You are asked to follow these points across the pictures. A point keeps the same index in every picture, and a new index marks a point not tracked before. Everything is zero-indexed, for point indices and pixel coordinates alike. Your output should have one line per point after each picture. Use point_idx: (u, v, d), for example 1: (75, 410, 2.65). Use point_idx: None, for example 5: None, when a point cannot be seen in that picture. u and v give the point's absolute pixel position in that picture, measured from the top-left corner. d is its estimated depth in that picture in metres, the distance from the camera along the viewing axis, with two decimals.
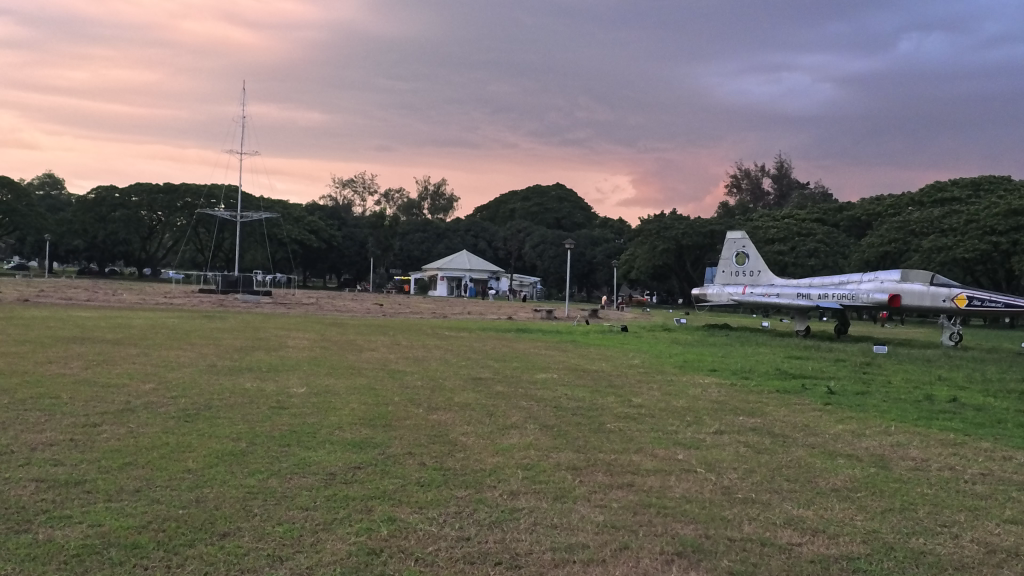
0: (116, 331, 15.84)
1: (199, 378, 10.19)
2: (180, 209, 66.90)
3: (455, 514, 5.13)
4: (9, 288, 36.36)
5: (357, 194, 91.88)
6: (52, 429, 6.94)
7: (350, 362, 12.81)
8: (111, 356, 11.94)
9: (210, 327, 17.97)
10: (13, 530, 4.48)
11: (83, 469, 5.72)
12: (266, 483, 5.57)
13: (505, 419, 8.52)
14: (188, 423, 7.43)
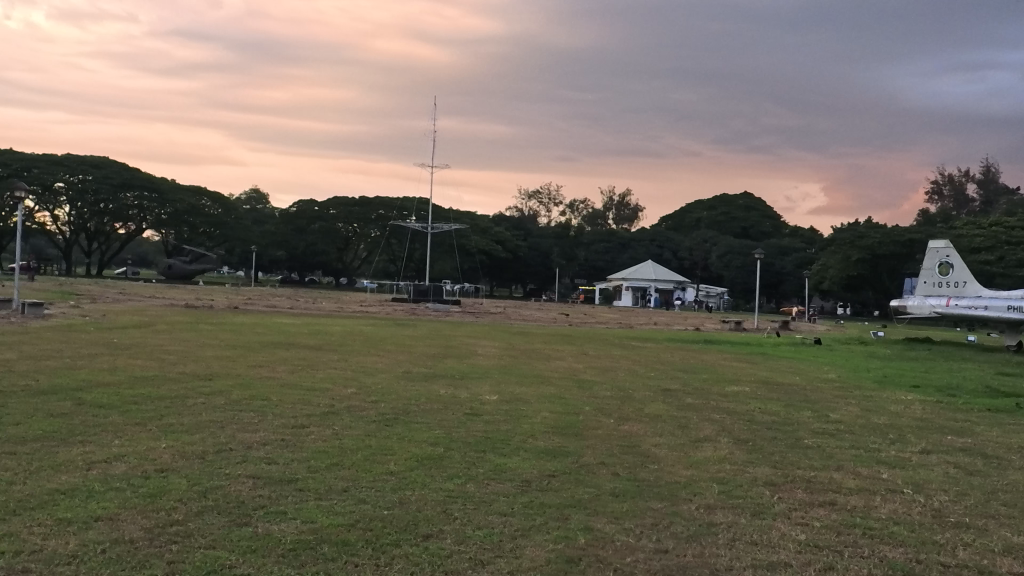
0: (318, 338, 16.69)
1: (396, 383, 10.56)
2: (374, 221, 69.46)
3: (652, 525, 5.09)
4: (220, 296, 38.68)
5: (543, 205, 92.86)
6: (266, 429, 7.35)
7: (538, 371, 12.97)
8: (315, 361, 12.53)
9: (402, 334, 18.66)
10: (235, 523, 4.77)
11: (294, 467, 6.04)
12: (465, 488, 5.69)
13: (697, 432, 8.38)
14: (388, 427, 7.70)
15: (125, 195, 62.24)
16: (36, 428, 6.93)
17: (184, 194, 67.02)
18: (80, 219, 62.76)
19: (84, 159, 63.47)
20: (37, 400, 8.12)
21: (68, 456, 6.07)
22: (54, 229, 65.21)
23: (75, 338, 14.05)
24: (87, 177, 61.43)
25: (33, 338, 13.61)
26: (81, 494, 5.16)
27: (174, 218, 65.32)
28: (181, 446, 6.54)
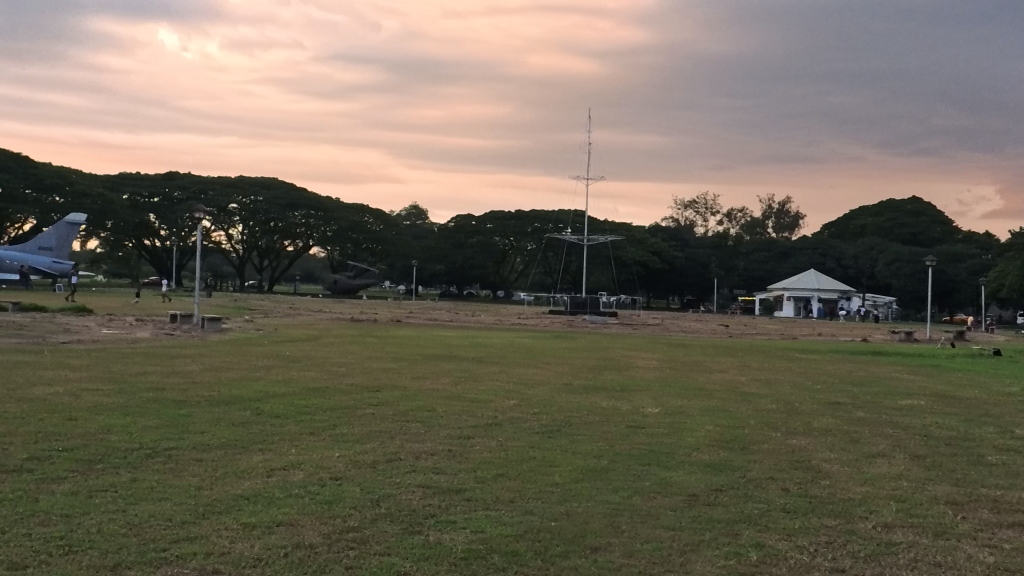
0: (479, 350, 16.97)
1: (557, 395, 10.57)
2: (530, 234, 69.75)
3: (827, 544, 4.93)
4: (384, 310, 39.79)
5: (699, 215, 91.52)
6: (433, 439, 7.52)
7: (700, 383, 12.78)
8: (477, 373, 12.73)
9: (559, 347, 18.71)
10: (407, 531, 4.89)
11: (462, 477, 6.14)
12: (631, 501, 5.65)
13: (869, 448, 8.07)
14: (552, 438, 7.76)
15: (292, 214, 65.17)
16: (221, 435, 7.34)
17: (348, 211, 69.31)
18: (252, 238, 66.15)
19: (255, 180, 66.93)
20: (218, 410, 8.56)
21: (249, 463, 6.37)
22: (228, 247, 68.80)
23: (250, 351, 14.76)
24: (258, 198, 64.72)
25: (214, 351, 14.39)
26: (262, 500, 5.40)
27: (338, 235, 67.76)
28: (353, 455, 6.77)
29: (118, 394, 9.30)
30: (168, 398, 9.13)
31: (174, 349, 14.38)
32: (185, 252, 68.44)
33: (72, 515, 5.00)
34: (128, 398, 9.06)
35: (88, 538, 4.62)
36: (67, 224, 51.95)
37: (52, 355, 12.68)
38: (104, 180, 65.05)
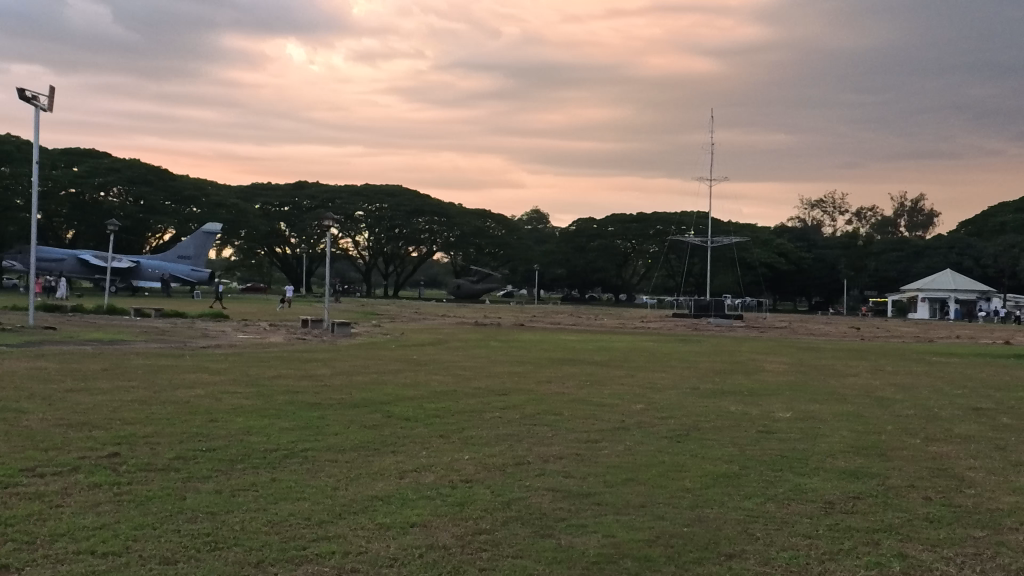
0: (603, 354, 16.90)
1: (684, 400, 10.43)
2: (652, 236, 68.96)
3: (974, 556, 4.71)
4: (506, 314, 39.92)
5: (827, 214, 89.00)
6: (561, 443, 7.54)
7: (832, 387, 12.40)
8: (602, 377, 12.69)
9: (684, 351, 18.43)
10: (537, 534, 4.91)
11: (591, 482, 6.13)
12: (764, 508, 5.54)
13: (1017, 456, 7.67)
14: (680, 443, 7.66)
15: (416, 220, 66.32)
16: (353, 438, 7.52)
17: (470, 217, 70.02)
18: (377, 244, 68.10)
19: (380, 188, 68.41)
20: (350, 412, 8.77)
21: (382, 465, 6.50)
22: (355, 253, 70.56)
23: (378, 355, 15.07)
24: (383, 206, 66.17)
25: (344, 355, 14.76)
26: (397, 501, 5.51)
27: (461, 240, 68.46)
28: (483, 458, 6.83)
29: (256, 396, 9.65)
30: (302, 401, 9.40)
31: (306, 353, 14.81)
32: (314, 259, 70.46)
33: (216, 513, 5.20)
34: (264, 401, 9.37)
35: (233, 535, 4.79)
36: (204, 233, 54.29)
37: (193, 359, 13.24)
38: (238, 192, 67.67)
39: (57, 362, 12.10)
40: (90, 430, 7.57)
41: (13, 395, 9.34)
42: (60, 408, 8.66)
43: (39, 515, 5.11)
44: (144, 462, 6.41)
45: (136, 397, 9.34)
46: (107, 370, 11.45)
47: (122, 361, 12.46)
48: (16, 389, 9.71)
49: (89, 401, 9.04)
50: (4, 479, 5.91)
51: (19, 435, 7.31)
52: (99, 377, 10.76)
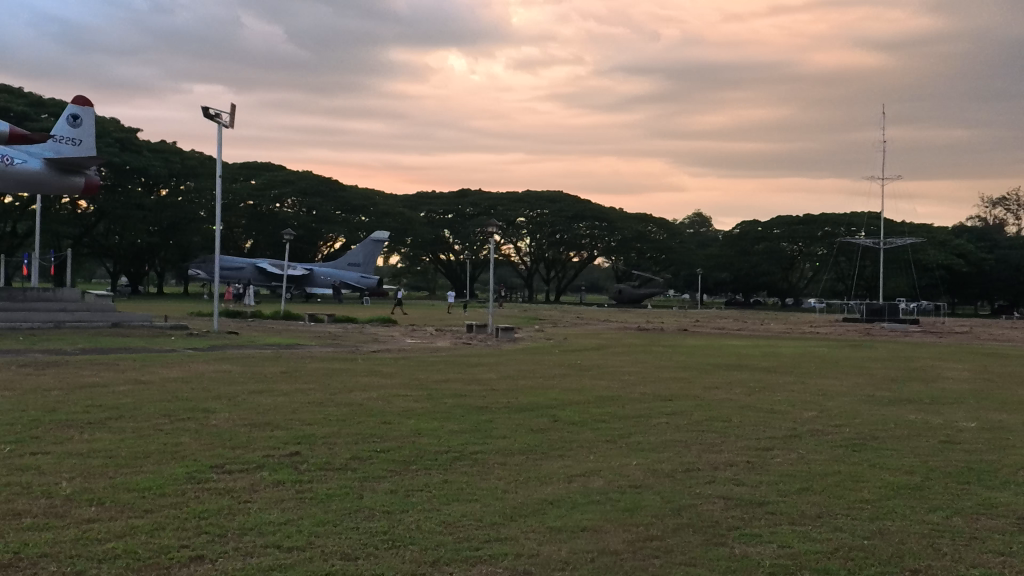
0: (771, 359, 16.49)
1: (859, 408, 10.03)
2: (820, 239, 66.08)
3: None
4: (670, 319, 39.34)
5: (1011, 213, 83.94)
6: (731, 450, 7.39)
7: (1021, 396, 11.66)
8: (770, 383, 12.35)
9: (857, 357, 17.66)
10: (711, 543, 4.82)
11: (764, 490, 5.99)
12: (951, 522, 5.26)
13: None
14: (856, 453, 7.38)
15: (577, 226, 66.32)
16: (521, 441, 7.57)
17: (631, 221, 69.37)
18: (539, 249, 68.79)
19: (542, 194, 68.78)
20: (518, 416, 8.88)
21: (551, 469, 6.53)
22: (517, 259, 71.47)
23: (542, 359, 15.14)
24: (544, 212, 66.68)
25: (510, 360, 14.91)
26: (567, 505, 5.53)
27: (622, 245, 67.94)
28: (651, 464, 6.77)
29: (425, 399, 9.89)
30: (470, 404, 9.57)
31: (472, 357, 15.09)
32: (478, 266, 71.65)
33: (392, 511, 5.35)
34: (434, 403, 9.60)
35: (408, 534, 4.92)
36: (372, 242, 56.07)
37: (365, 362, 13.70)
38: (404, 201, 69.67)
39: (240, 365, 12.75)
40: (272, 429, 7.95)
41: (202, 395, 9.93)
42: (245, 408, 9.13)
43: (228, 510, 5.38)
44: (323, 461, 6.67)
45: (315, 399, 9.75)
46: (287, 372, 12.02)
47: (300, 364, 13.06)
48: (205, 389, 10.30)
49: (271, 402, 9.51)
50: (196, 473, 6.26)
51: (209, 433, 7.76)
52: (279, 379, 11.29)
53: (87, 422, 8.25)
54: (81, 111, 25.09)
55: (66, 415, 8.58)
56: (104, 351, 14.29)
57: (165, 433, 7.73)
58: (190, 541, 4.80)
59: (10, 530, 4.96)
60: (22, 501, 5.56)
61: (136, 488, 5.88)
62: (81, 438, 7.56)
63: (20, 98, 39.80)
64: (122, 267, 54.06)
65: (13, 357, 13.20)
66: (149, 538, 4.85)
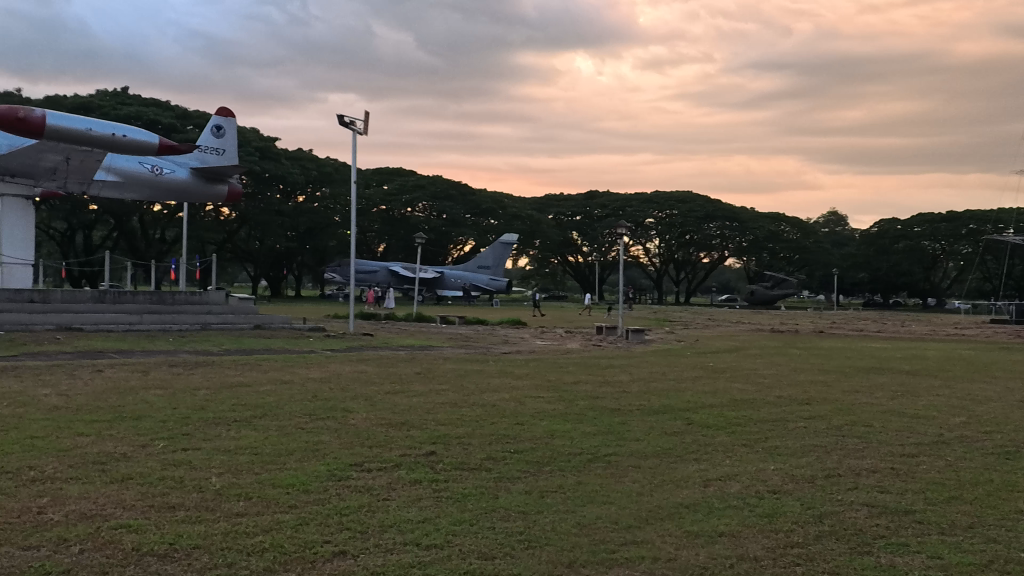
0: (915, 362, 15.82)
1: (1011, 413, 9.53)
2: (965, 236, 62.95)
3: None
4: (807, 321, 38.18)
5: None
6: (873, 456, 7.15)
7: None
8: (914, 387, 11.84)
9: (1009, 360, 16.78)
10: (855, 551, 4.67)
11: (909, 498, 5.76)
12: None
13: None
14: (1009, 461, 7.01)
15: (708, 226, 65.18)
16: (655, 444, 7.51)
17: (764, 221, 67.90)
18: (668, 250, 68.05)
19: (671, 195, 68.17)
20: (650, 419, 8.79)
21: (687, 473, 6.45)
22: (646, 260, 70.91)
23: (674, 361, 14.97)
24: (674, 212, 65.87)
25: (642, 362, 14.76)
26: (703, 509, 5.45)
27: (754, 245, 66.50)
28: (789, 469, 6.60)
29: (558, 401, 9.91)
30: (604, 407, 9.54)
31: (603, 359, 15.04)
32: (606, 268, 71.38)
33: (528, 513, 5.39)
34: (567, 405, 9.61)
35: (545, 535, 4.95)
36: (501, 244, 56.42)
37: (497, 364, 13.85)
38: (533, 203, 70.09)
39: (376, 365, 13.04)
40: (408, 429, 8.10)
41: (340, 394, 10.22)
42: (382, 408, 9.32)
43: (367, 508, 5.51)
44: (459, 461, 6.77)
45: (449, 400, 9.90)
46: (421, 373, 12.24)
47: (433, 365, 13.28)
48: (342, 389, 10.59)
49: (407, 402, 9.70)
50: (336, 471, 6.44)
51: (348, 431, 7.98)
52: (414, 380, 11.51)
53: (233, 419, 8.61)
54: (224, 122, 26.19)
55: (214, 413, 8.94)
56: (247, 352, 14.85)
57: (307, 431, 7.98)
58: (333, 537, 4.94)
59: (165, 521, 5.21)
60: (176, 494, 5.84)
61: (281, 484, 6.09)
62: (228, 435, 7.87)
63: (168, 111, 41.78)
64: (263, 271, 56.06)
65: (164, 357, 13.88)
66: (294, 533, 5.02)
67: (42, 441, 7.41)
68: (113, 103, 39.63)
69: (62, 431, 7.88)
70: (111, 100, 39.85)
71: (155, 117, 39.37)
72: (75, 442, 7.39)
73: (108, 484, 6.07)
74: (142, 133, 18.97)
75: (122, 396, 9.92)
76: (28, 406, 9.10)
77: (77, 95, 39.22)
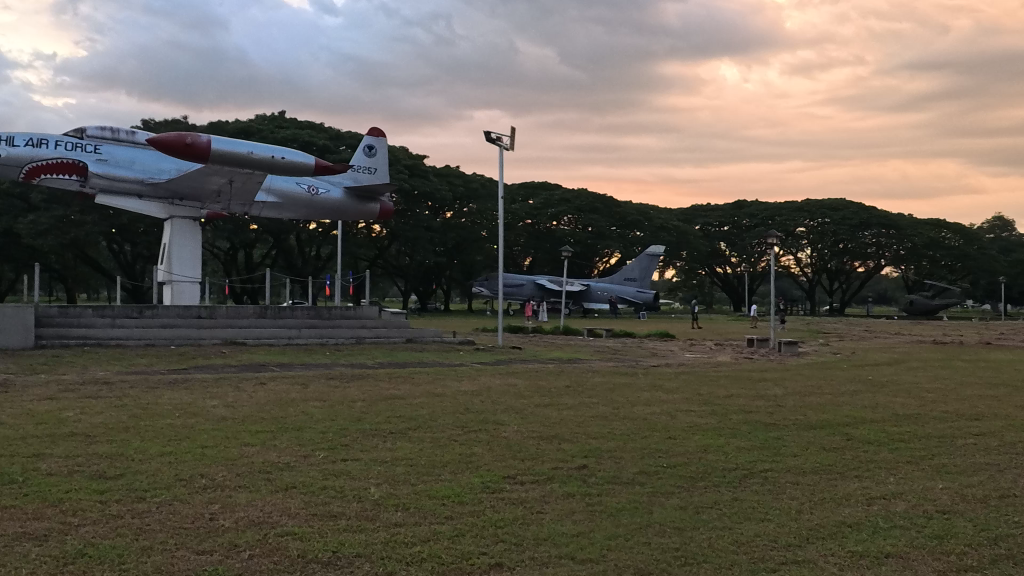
0: None
1: None
2: None
3: None
4: (974, 330, 36.15)
5: None
6: None
7: None
8: None
9: None
10: None
11: None
12: None
13: None
14: None
15: (863, 234, 62.81)
16: (815, 460, 7.29)
17: (923, 227, 64.98)
18: (821, 260, 66.01)
19: (824, 202, 66.14)
20: (807, 434, 8.54)
21: (848, 490, 6.23)
22: (798, 270, 69.12)
23: (831, 375, 14.47)
24: (826, 220, 63.93)
25: (796, 375, 14.37)
26: (867, 529, 5.25)
27: (912, 253, 63.66)
28: (959, 488, 6.29)
29: (711, 415, 9.73)
30: (757, 421, 9.31)
31: (756, 372, 14.69)
32: (756, 278, 69.77)
33: (683, 528, 5.31)
34: (720, 419, 9.43)
35: (701, 551, 4.87)
36: (647, 256, 55.82)
37: (646, 377, 13.69)
38: (679, 214, 69.45)
39: (527, 378, 13.19)
40: (560, 442, 8.14)
41: (490, 407, 10.33)
42: (533, 421, 9.38)
43: (522, 520, 5.55)
44: (611, 475, 6.74)
45: (600, 413, 9.86)
46: (570, 387, 12.26)
47: (583, 379, 13.21)
48: (494, 402, 10.73)
49: (557, 415, 9.74)
50: (490, 484, 6.51)
51: (500, 444, 8.05)
52: (564, 394, 11.49)
53: (390, 431, 8.84)
54: (375, 142, 27.02)
55: (371, 425, 9.21)
56: (401, 366, 15.27)
57: (460, 443, 8.12)
58: (489, 549, 5.00)
59: (327, 530, 5.39)
60: (338, 503, 6.03)
61: (436, 495, 6.20)
62: (385, 446, 8.09)
63: (321, 133, 43.41)
64: (413, 286, 57.36)
65: (321, 371, 14.33)
66: (451, 543, 5.10)
67: (212, 450, 7.80)
68: (271, 127, 41.45)
69: (229, 441, 8.28)
70: (268, 124, 41.72)
71: (309, 139, 40.97)
72: (242, 452, 7.75)
73: (274, 493, 6.33)
74: (299, 153, 19.74)
75: (285, 408, 10.36)
76: (199, 417, 9.60)
77: (238, 120, 41.23)
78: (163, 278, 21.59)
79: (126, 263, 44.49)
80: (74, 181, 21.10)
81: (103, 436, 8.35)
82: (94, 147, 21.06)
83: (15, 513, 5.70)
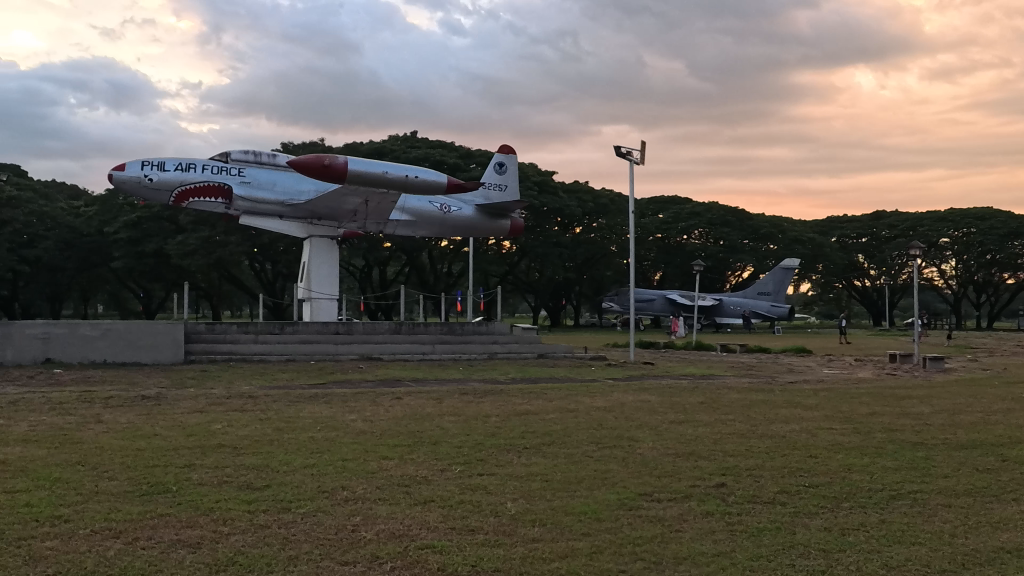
0: None
1: None
2: None
3: None
4: None
5: None
6: None
7: None
8: None
9: None
10: None
11: None
12: None
13: None
14: None
15: (1012, 244, 59.54)
16: (967, 482, 6.96)
17: None
18: (966, 272, 63.07)
19: (969, 211, 63.08)
20: (958, 454, 8.16)
21: (1006, 514, 5.92)
22: (942, 282, 66.30)
23: (984, 392, 13.76)
24: (972, 230, 60.96)
25: (945, 392, 13.75)
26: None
27: None
28: None
29: (853, 433, 9.42)
30: (903, 440, 8.96)
31: (901, 390, 14.07)
32: (897, 292, 67.55)
33: (830, 551, 5.15)
34: (863, 438, 9.10)
35: None
36: (782, 269, 54.48)
37: (784, 394, 13.29)
38: (814, 226, 67.87)
39: (663, 394, 13.02)
40: (696, 459, 8.01)
41: (624, 424, 10.25)
42: (669, 437, 9.29)
43: (660, 539, 5.48)
44: (751, 494, 6.60)
45: (735, 431, 9.66)
46: (706, 403, 12.05)
47: (718, 396, 12.95)
48: (628, 419, 10.65)
49: (692, 432, 9.60)
50: (627, 501, 6.46)
51: (635, 461, 7.99)
52: (699, 411, 11.29)
53: (524, 446, 8.90)
54: (505, 158, 27.30)
55: (507, 440, 9.27)
56: (535, 381, 15.38)
57: (595, 459, 8.10)
58: (627, 567, 4.95)
59: (467, 544, 5.45)
60: (475, 518, 6.08)
61: (573, 512, 6.18)
62: (520, 461, 8.12)
63: (452, 151, 44.12)
64: (544, 302, 57.54)
65: (454, 387, 14.54)
66: (589, 561, 5.08)
67: (353, 463, 8.01)
68: (403, 147, 42.40)
69: (367, 454, 8.47)
70: (401, 144, 42.67)
71: (441, 157, 41.69)
72: (379, 465, 7.92)
73: (413, 506, 6.44)
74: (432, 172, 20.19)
75: (421, 422, 10.54)
76: (339, 431, 9.87)
77: (372, 141, 42.37)
78: (303, 295, 22.30)
79: (268, 282, 46.10)
80: (220, 204, 22.11)
81: (249, 448, 8.66)
82: (239, 171, 22.00)
83: (168, 521, 5.96)
